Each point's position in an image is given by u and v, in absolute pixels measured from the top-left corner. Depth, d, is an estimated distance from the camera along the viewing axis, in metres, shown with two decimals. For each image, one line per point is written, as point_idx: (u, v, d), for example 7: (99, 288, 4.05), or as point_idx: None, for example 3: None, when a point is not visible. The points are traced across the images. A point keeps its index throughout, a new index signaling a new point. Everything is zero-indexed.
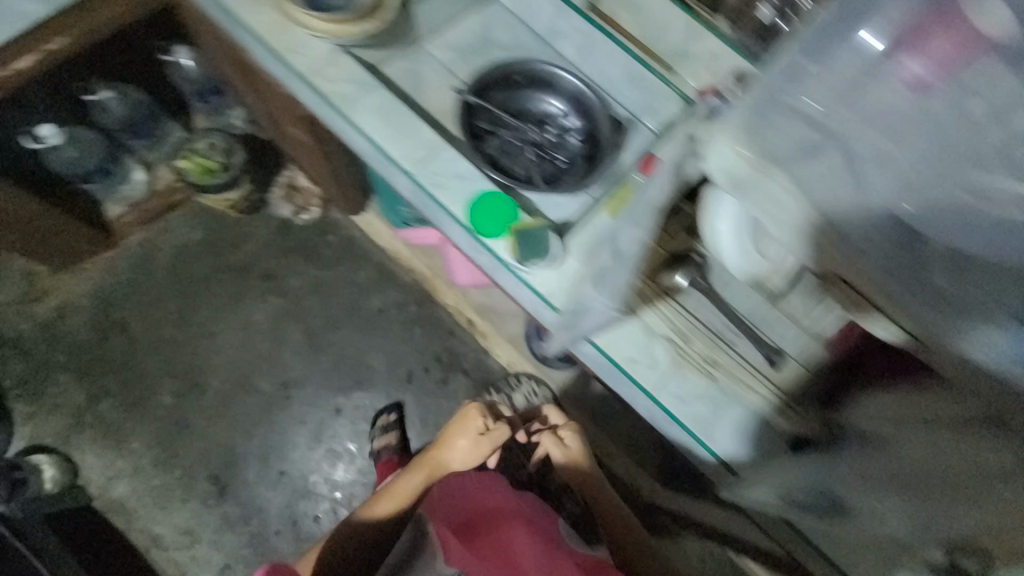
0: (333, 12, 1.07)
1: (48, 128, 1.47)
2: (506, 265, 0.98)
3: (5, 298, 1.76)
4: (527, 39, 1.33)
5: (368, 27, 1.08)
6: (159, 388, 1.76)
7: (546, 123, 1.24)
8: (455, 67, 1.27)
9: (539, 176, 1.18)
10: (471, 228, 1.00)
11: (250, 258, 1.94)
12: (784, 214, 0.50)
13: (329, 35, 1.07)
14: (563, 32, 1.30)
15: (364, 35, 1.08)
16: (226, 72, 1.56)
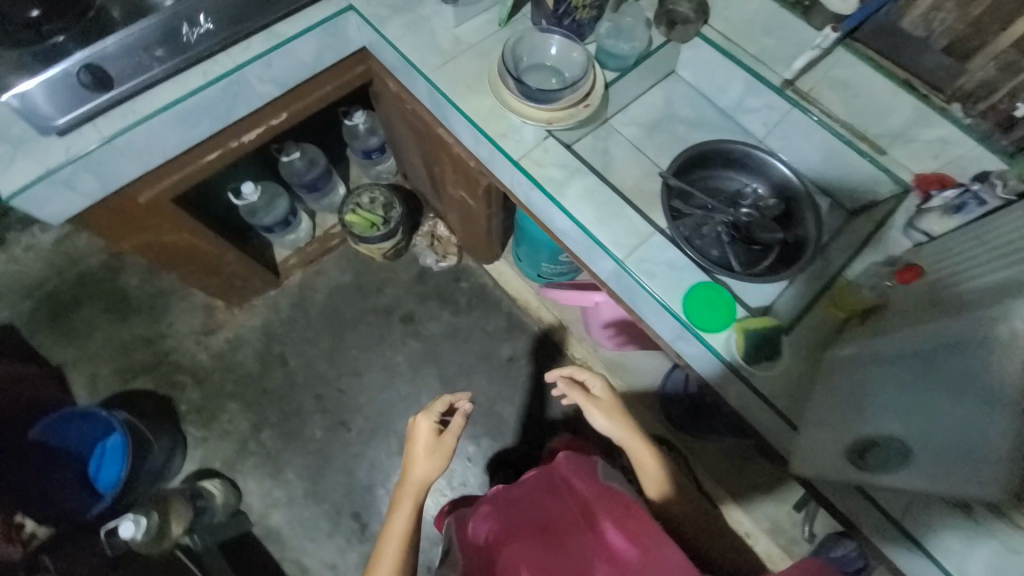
0: (547, 101, 1.11)
1: (251, 187, 1.66)
2: (731, 364, 0.99)
3: (187, 328, 1.95)
4: (712, 115, 1.35)
5: (581, 112, 1.12)
6: (311, 422, 1.88)
7: (739, 204, 1.21)
8: (641, 143, 1.29)
9: (735, 258, 1.14)
10: (688, 322, 1.01)
11: (392, 302, 2.06)
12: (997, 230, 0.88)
13: (541, 121, 1.11)
14: (752, 107, 1.29)
15: (573, 120, 1.12)
16: (404, 137, 1.69)
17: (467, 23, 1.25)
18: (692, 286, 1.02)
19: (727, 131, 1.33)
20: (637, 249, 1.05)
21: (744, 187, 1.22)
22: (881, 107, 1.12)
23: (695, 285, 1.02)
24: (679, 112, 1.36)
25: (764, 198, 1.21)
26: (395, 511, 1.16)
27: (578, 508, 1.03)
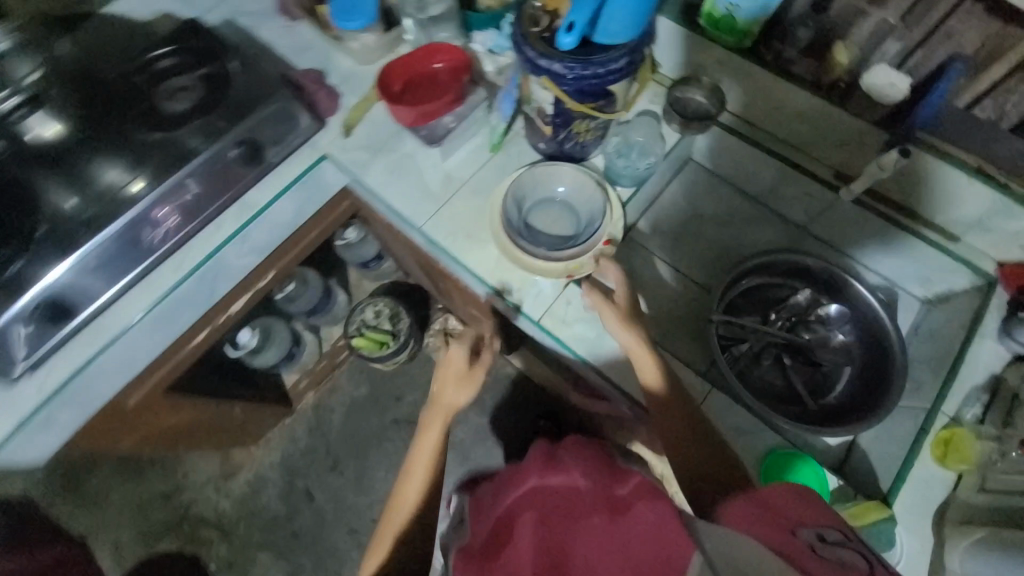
0: (562, 252, 0.98)
1: (248, 335, 1.54)
2: None
3: (204, 476, 1.84)
4: (740, 203, 1.18)
5: (605, 257, 0.99)
6: (350, 561, 1.76)
7: (796, 317, 1.05)
8: (670, 255, 1.14)
9: (803, 388, 1.00)
10: None
11: (414, 410, 1.92)
12: None
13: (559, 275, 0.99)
14: (788, 195, 1.13)
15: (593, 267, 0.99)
16: (402, 252, 1.55)
17: (455, 157, 1.12)
18: (766, 461, 0.89)
19: (767, 226, 1.17)
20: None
21: (798, 294, 1.06)
22: (955, 198, 0.94)
23: (768, 457, 0.89)
24: (705, 207, 1.19)
25: (825, 307, 1.05)
26: (418, 432, 1.04)
27: (561, 496, 0.69)
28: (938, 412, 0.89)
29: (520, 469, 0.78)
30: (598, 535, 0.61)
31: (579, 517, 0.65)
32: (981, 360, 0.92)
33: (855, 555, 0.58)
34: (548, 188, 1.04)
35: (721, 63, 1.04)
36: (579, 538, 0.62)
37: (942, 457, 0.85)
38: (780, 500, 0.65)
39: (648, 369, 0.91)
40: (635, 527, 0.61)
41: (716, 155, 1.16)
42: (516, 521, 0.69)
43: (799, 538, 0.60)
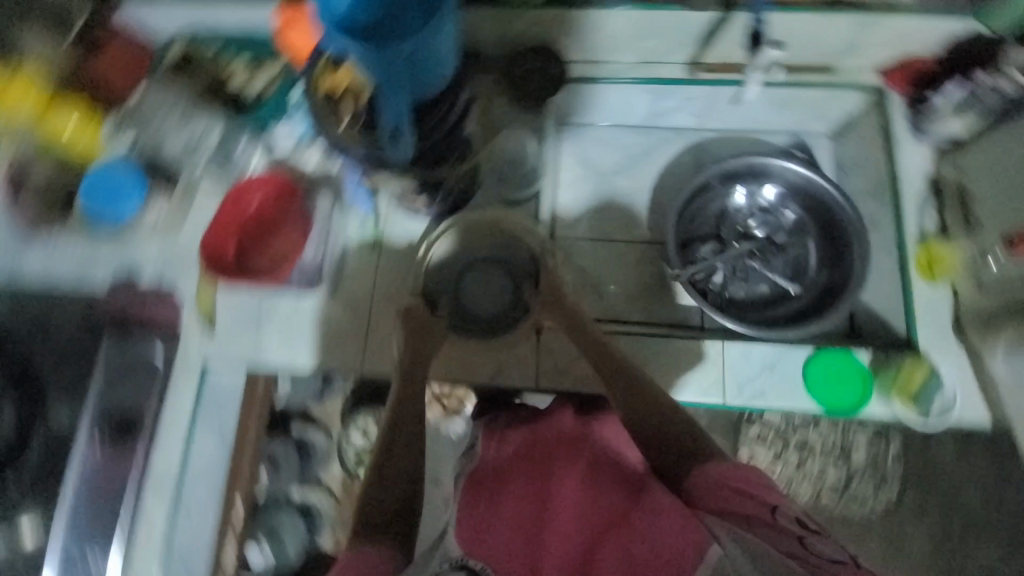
0: (515, 317, 0.90)
1: None
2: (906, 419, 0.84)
3: None
4: (631, 141, 1.11)
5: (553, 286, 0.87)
6: None
7: (743, 219, 1.03)
8: (603, 231, 1.06)
9: (786, 280, 1.00)
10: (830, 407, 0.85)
11: None
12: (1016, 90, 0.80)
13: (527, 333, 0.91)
14: (670, 109, 1.07)
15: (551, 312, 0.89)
16: None
17: (341, 277, 0.97)
18: (806, 370, 0.86)
19: (667, 147, 1.08)
20: (717, 372, 0.90)
21: (733, 198, 1.03)
22: (815, 34, 0.94)
23: (806, 365, 0.87)
24: (602, 162, 1.10)
25: (762, 195, 1.03)
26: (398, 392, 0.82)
27: (590, 485, 0.65)
28: (906, 234, 0.90)
29: (531, 440, 0.73)
30: (622, 524, 0.60)
31: (596, 510, 0.62)
32: (910, 169, 0.94)
33: (839, 550, 0.54)
34: (460, 254, 0.93)
35: (542, 25, 0.99)
36: (600, 516, 0.62)
37: (932, 276, 0.87)
38: (749, 480, 0.62)
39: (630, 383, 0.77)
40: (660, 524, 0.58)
41: (582, 108, 1.07)
42: (507, 509, 0.64)
43: (778, 523, 0.57)
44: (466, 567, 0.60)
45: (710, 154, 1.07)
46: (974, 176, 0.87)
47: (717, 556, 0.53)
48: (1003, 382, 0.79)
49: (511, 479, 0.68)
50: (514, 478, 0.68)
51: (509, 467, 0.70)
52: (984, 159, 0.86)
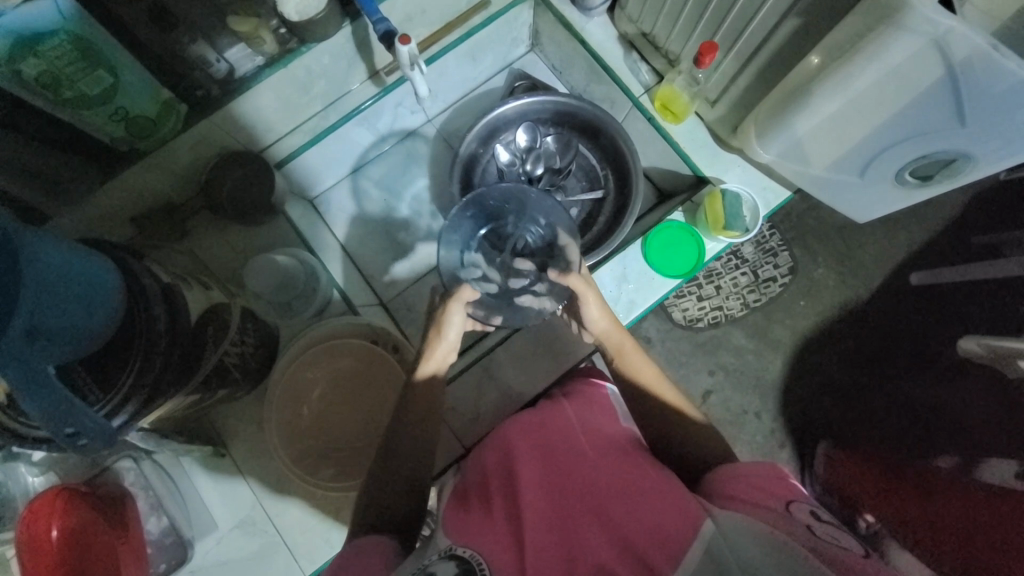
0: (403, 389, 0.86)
1: None
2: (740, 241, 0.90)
3: None
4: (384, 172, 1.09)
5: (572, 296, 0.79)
6: None
7: (519, 170, 1.04)
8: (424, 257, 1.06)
9: (585, 191, 1.03)
10: (687, 272, 0.89)
11: None
12: None
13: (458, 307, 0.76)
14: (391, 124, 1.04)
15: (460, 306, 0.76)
16: None
17: (212, 516, 0.83)
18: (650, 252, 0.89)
19: (414, 149, 1.09)
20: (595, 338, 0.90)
21: (497, 158, 1.05)
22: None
23: (644, 249, 0.90)
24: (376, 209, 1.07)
25: (517, 140, 1.05)
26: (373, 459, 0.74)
27: (578, 442, 0.65)
28: (637, 98, 0.96)
29: (528, 416, 0.72)
30: (619, 476, 0.59)
31: (597, 459, 0.61)
32: (604, 43, 0.99)
33: (838, 534, 0.53)
34: (310, 394, 0.87)
35: (204, 141, 0.84)
36: (596, 464, 0.60)
37: (676, 116, 0.93)
38: (772, 478, 0.60)
39: (646, 370, 0.78)
40: (649, 495, 0.56)
41: (311, 178, 1.01)
42: (494, 486, 0.62)
43: (794, 514, 0.55)
44: (456, 554, 0.55)
45: (455, 131, 1.11)
46: (649, 23, 0.91)
47: (714, 530, 0.50)
48: (772, 159, 0.84)
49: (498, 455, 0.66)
50: (499, 452, 0.67)
51: (495, 449, 0.68)
52: (645, 6, 0.89)
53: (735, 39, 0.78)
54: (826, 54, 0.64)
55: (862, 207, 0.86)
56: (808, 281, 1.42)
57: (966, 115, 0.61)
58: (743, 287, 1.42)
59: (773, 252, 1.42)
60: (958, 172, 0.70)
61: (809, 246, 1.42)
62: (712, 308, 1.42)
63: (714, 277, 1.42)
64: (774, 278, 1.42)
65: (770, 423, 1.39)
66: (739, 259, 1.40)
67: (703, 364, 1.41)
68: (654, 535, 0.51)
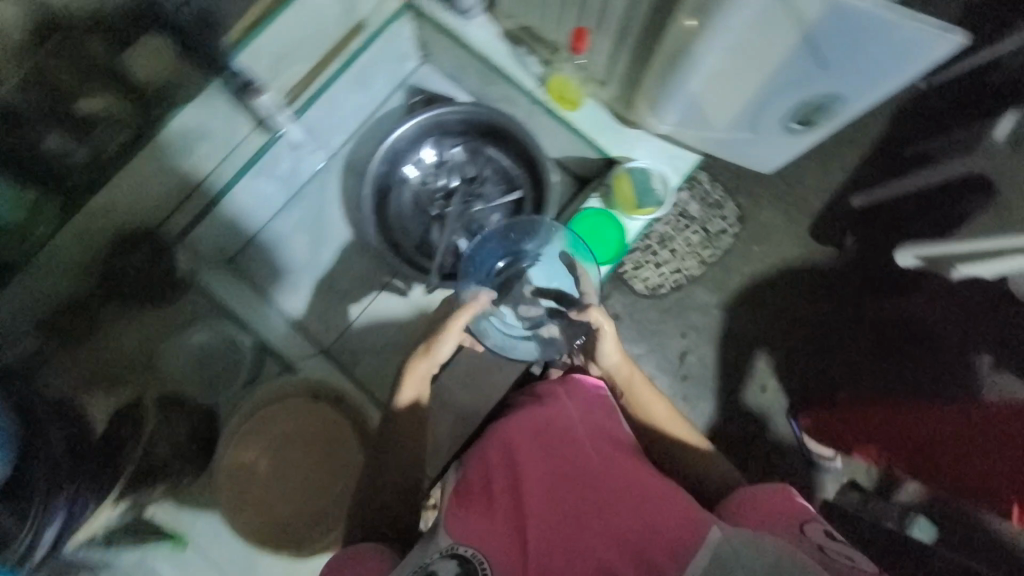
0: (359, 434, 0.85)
1: None
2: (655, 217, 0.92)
3: None
4: (302, 216, 1.04)
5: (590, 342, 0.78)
6: None
7: (433, 186, 1.03)
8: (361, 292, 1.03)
9: (502, 194, 1.02)
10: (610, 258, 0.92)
11: None
12: None
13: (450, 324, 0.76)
14: (296, 167, 1.00)
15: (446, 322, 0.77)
16: None
17: None
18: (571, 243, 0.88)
19: (324, 188, 1.06)
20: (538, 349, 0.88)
21: (409, 180, 1.03)
22: (312, 26, 0.87)
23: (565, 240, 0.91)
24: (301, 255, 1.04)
25: (425, 158, 1.03)
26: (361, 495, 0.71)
27: (577, 438, 0.66)
28: (532, 92, 0.94)
29: (525, 413, 0.72)
30: (619, 476, 0.60)
31: (599, 459, 0.62)
32: (488, 43, 0.96)
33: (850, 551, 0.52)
34: (260, 467, 0.84)
35: (88, 230, 0.78)
36: (596, 464, 0.61)
37: (572, 104, 0.92)
38: (786, 499, 0.60)
39: (659, 410, 0.75)
40: (652, 496, 0.56)
41: (233, 234, 0.96)
42: (495, 486, 0.63)
43: (807, 537, 0.54)
44: (458, 553, 0.57)
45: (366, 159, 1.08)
46: (524, 15, 0.89)
47: (719, 536, 0.50)
48: (670, 125, 0.83)
49: (493, 458, 0.67)
50: (499, 450, 0.67)
51: (494, 446, 0.68)
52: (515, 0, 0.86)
53: (603, 20, 0.76)
54: (696, 13, 0.60)
55: (764, 160, 0.86)
56: (758, 225, 1.44)
57: (824, 55, 0.60)
58: (696, 245, 1.43)
59: (719, 205, 1.44)
60: (840, 111, 0.69)
61: (752, 193, 1.44)
62: (672, 271, 1.43)
63: (666, 242, 1.43)
64: (725, 230, 1.43)
65: (750, 371, 1.41)
66: (687, 219, 1.42)
67: (674, 329, 1.42)
68: (655, 537, 0.51)
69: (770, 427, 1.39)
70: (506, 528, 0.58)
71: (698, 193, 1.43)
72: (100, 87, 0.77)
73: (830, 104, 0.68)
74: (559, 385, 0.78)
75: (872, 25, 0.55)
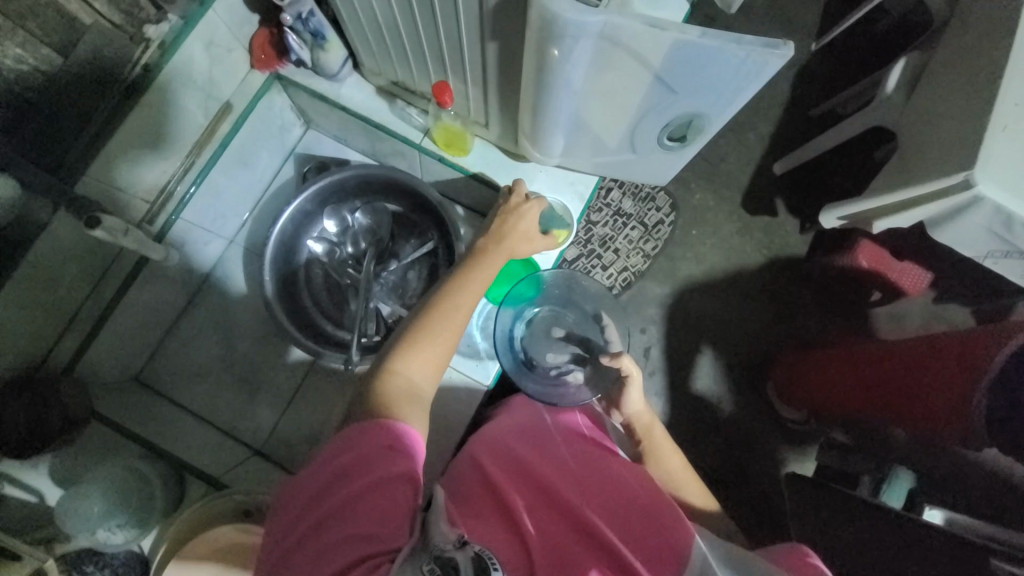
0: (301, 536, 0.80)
1: None
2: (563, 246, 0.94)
3: None
4: (212, 310, 0.99)
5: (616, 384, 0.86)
6: None
7: (341, 255, 0.98)
8: (289, 376, 0.98)
9: (414, 248, 0.99)
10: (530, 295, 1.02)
11: None
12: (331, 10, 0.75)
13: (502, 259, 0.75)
14: (191, 265, 0.95)
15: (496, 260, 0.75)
16: None
17: None
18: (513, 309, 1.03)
19: (227, 278, 1.00)
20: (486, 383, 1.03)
21: (315, 255, 0.98)
22: (168, 121, 0.83)
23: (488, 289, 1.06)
24: (218, 351, 0.98)
25: (327, 228, 0.98)
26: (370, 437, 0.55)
27: (572, 457, 0.70)
28: (420, 144, 0.92)
29: (513, 433, 0.76)
30: (616, 489, 0.64)
31: (595, 474, 0.67)
32: (365, 102, 0.93)
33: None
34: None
35: None
36: (595, 478, 0.66)
37: (461, 149, 0.91)
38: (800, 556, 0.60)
39: (677, 467, 0.77)
40: (648, 508, 0.62)
41: (137, 342, 0.91)
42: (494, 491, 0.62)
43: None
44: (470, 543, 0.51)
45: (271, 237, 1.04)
46: (390, 72, 0.88)
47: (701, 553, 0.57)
48: (556, 152, 0.82)
49: (477, 467, 0.67)
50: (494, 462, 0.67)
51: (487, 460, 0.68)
52: (377, 58, 0.84)
53: (461, 70, 0.74)
54: (557, 43, 0.55)
55: (655, 175, 0.86)
56: (691, 210, 1.47)
57: (672, 86, 0.59)
58: (637, 240, 1.44)
59: (651, 198, 1.45)
60: (709, 126, 0.68)
61: (680, 180, 1.47)
62: (620, 271, 1.43)
63: (608, 243, 1.42)
64: (662, 221, 1.45)
65: (711, 351, 1.44)
66: (624, 216, 1.42)
67: (634, 326, 1.43)
68: (655, 548, 0.57)
69: (738, 401, 1.42)
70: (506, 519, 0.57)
71: (629, 189, 1.43)
72: None
73: (694, 123, 0.67)
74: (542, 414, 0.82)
75: (706, 53, 0.52)
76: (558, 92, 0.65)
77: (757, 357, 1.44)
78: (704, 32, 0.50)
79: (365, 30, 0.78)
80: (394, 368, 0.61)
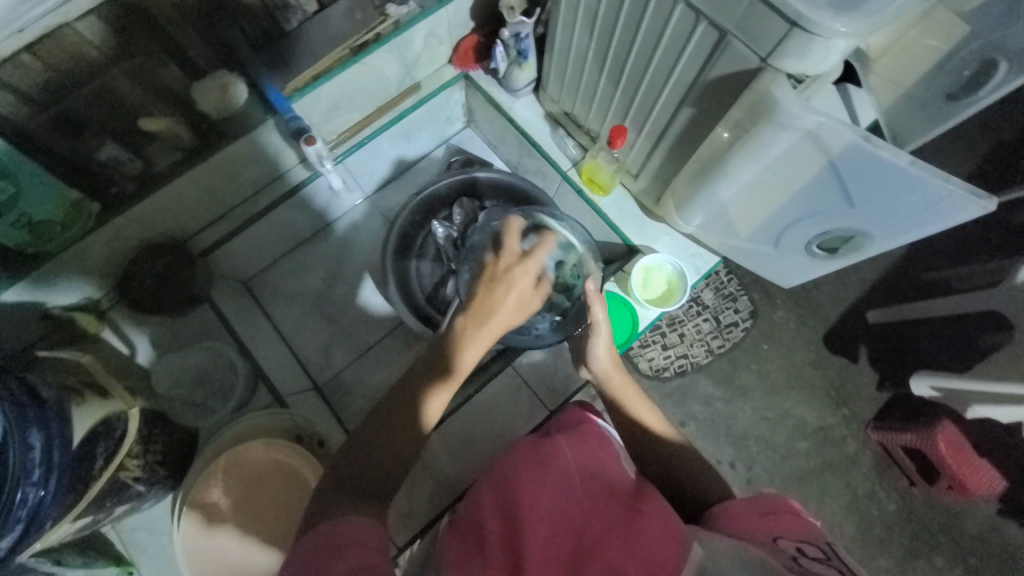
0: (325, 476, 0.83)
1: None
2: (660, 289, 0.94)
3: None
4: (327, 250, 1.07)
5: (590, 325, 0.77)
6: None
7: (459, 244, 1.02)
8: (361, 332, 1.03)
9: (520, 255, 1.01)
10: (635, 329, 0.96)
11: None
12: (560, 39, 0.83)
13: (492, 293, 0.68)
14: (328, 204, 1.02)
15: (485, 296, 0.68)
16: None
17: None
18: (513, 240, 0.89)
19: (350, 230, 1.08)
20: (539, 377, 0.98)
21: (435, 234, 1.02)
22: (373, 80, 0.92)
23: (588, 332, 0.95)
24: (312, 287, 1.05)
25: (454, 216, 1.03)
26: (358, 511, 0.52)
27: (575, 476, 0.62)
28: (565, 171, 0.98)
29: (515, 450, 0.69)
30: (612, 513, 0.56)
31: (587, 497, 0.59)
32: (531, 121, 1.02)
33: (835, 569, 0.48)
34: (212, 497, 0.81)
35: (119, 236, 0.81)
36: (591, 501, 0.58)
37: (602, 189, 0.96)
38: (768, 511, 0.57)
39: (661, 426, 0.73)
40: (637, 526, 0.53)
41: (262, 252, 1.00)
42: (492, 516, 0.58)
43: (780, 547, 0.52)
44: None
45: (394, 206, 1.12)
46: (568, 103, 0.95)
47: (701, 557, 0.50)
48: (692, 228, 0.86)
49: (487, 495, 0.62)
50: (501, 487, 0.62)
51: (492, 485, 0.63)
52: (563, 89, 0.92)
53: (642, 121, 0.80)
54: (732, 127, 0.63)
55: (782, 275, 0.89)
56: (769, 324, 1.36)
57: (852, 198, 0.63)
58: (706, 333, 1.34)
59: (732, 297, 1.36)
60: (869, 247, 0.71)
61: (767, 289, 1.37)
62: (678, 356, 1.33)
63: (676, 324, 1.34)
64: (736, 323, 1.35)
65: (746, 473, 1.29)
66: (699, 305, 1.33)
67: (674, 414, 1.31)
68: (644, 564, 0.48)
69: None
70: (490, 557, 0.53)
71: (714, 282, 1.34)
72: (166, 110, 0.77)
73: (854, 238, 0.70)
74: (554, 427, 0.74)
75: (909, 179, 0.56)
76: (724, 179, 0.70)
77: (793, 503, 1.27)
78: (915, 162, 0.54)
79: (566, 64, 0.87)
80: (424, 399, 0.64)
